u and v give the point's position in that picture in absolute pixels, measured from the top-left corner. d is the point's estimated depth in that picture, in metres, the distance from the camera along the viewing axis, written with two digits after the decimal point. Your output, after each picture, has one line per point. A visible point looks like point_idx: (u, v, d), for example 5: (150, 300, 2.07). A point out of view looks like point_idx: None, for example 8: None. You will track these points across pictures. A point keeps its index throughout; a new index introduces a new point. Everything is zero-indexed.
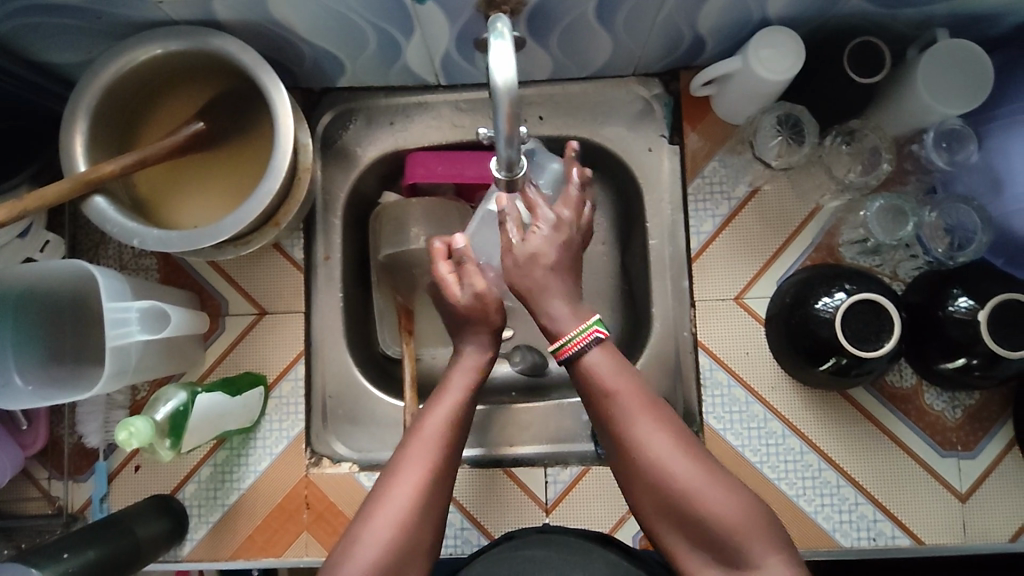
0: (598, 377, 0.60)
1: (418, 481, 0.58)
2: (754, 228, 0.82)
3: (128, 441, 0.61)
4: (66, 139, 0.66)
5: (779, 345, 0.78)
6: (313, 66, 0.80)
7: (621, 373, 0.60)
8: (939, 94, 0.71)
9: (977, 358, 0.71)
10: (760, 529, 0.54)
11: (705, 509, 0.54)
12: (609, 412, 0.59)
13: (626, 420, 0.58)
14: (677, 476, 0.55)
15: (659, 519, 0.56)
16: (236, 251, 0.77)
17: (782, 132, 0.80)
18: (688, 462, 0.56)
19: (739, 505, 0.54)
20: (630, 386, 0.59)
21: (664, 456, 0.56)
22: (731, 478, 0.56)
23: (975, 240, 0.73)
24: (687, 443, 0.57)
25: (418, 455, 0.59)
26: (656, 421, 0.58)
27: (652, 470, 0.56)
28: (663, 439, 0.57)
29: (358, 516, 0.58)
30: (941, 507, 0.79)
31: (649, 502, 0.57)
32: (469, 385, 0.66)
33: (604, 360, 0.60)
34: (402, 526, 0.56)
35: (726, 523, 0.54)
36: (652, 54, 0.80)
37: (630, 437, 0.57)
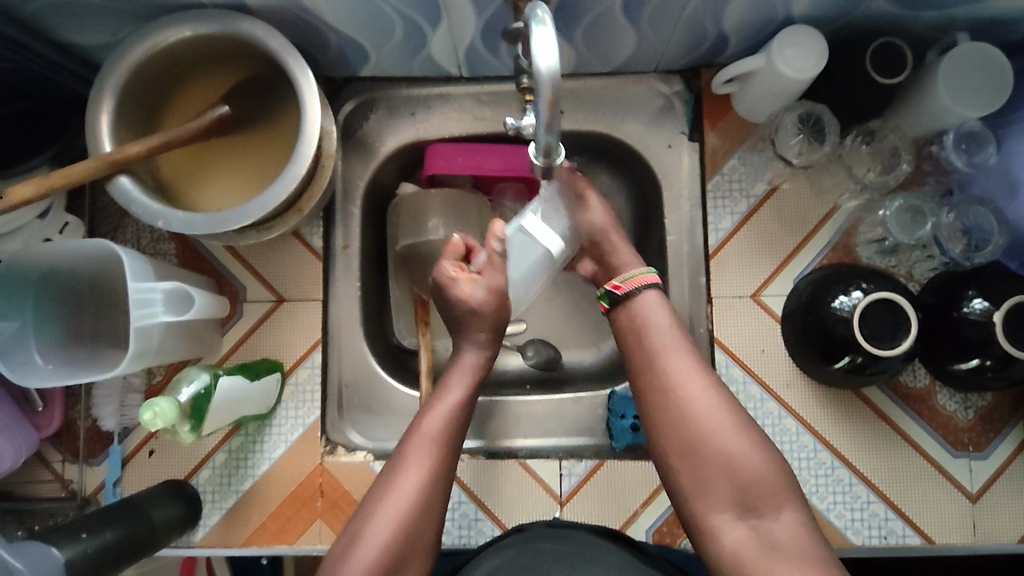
0: (651, 317, 0.68)
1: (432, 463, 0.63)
2: (772, 226, 0.83)
3: (152, 421, 0.61)
4: (93, 119, 0.66)
5: (796, 343, 0.79)
6: (337, 53, 0.80)
7: (670, 318, 0.68)
8: (960, 96, 0.72)
9: (990, 359, 0.72)
10: (775, 480, 0.60)
11: (727, 449, 0.61)
12: (654, 347, 0.67)
13: (668, 359, 0.65)
14: (708, 417, 0.62)
15: (678, 453, 0.63)
16: (258, 237, 0.77)
17: (803, 131, 0.80)
18: (720, 405, 0.63)
19: (758, 452, 0.61)
20: (676, 330, 0.67)
21: (699, 396, 0.63)
22: (753, 430, 0.62)
23: (991, 242, 0.75)
24: (721, 390, 0.64)
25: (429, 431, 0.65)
26: (695, 364, 0.65)
27: (686, 406, 0.63)
28: (701, 382, 0.64)
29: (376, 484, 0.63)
30: (951, 507, 0.79)
31: (674, 436, 0.63)
32: (469, 383, 0.70)
33: (656, 304, 0.69)
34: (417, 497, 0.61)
35: (746, 466, 0.60)
36: (674, 50, 0.80)
37: (670, 372, 0.65)
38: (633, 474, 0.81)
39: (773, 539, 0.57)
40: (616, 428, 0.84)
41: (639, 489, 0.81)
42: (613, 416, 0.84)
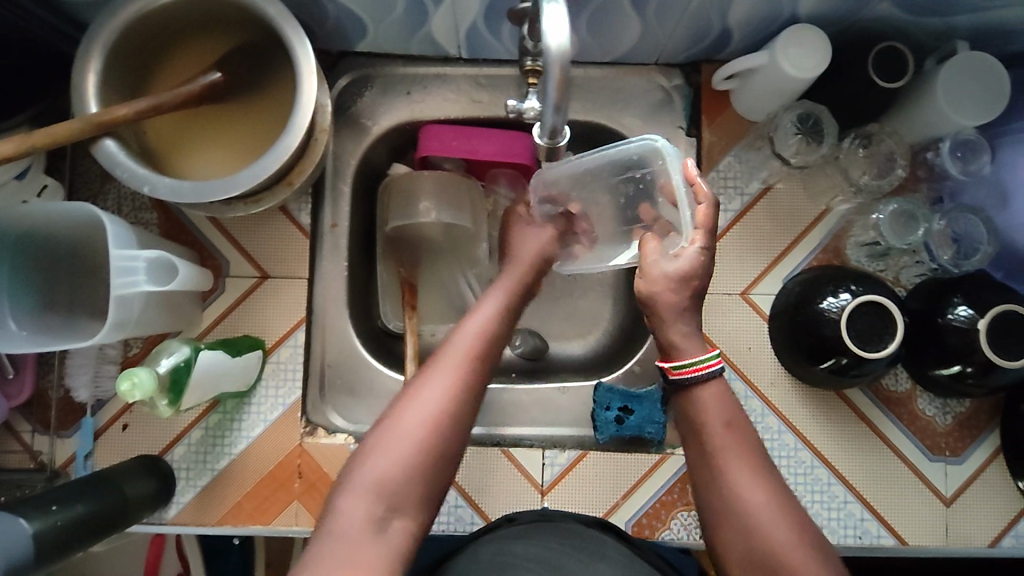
0: (710, 413, 0.61)
1: (448, 384, 0.60)
2: (764, 224, 0.83)
3: (130, 392, 0.59)
4: (78, 77, 0.63)
5: (783, 343, 0.79)
6: (335, 26, 0.78)
7: (731, 415, 0.61)
8: (957, 103, 0.72)
9: (971, 366, 0.73)
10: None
11: (794, 574, 0.55)
12: (714, 449, 0.60)
13: (731, 466, 0.59)
14: (773, 534, 0.56)
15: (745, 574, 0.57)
16: (245, 210, 0.75)
17: (801, 132, 0.80)
18: (785, 521, 0.56)
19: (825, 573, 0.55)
20: (736, 432, 0.60)
21: (761, 509, 0.57)
22: (820, 547, 0.56)
23: (980, 250, 0.76)
24: (786, 503, 0.58)
25: (449, 362, 0.61)
26: (760, 476, 0.59)
27: (750, 522, 0.57)
28: (765, 495, 0.58)
29: (373, 429, 0.59)
30: (925, 510, 0.81)
31: (738, 552, 0.57)
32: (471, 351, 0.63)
33: (717, 398, 0.62)
34: (432, 429, 0.58)
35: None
36: (677, 43, 0.80)
37: (731, 483, 0.59)
38: (616, 466, 0.81)
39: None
40: (602, 420, 0.83)
41: (622, 481, 0.81)
42: (597, 407, 0.84)
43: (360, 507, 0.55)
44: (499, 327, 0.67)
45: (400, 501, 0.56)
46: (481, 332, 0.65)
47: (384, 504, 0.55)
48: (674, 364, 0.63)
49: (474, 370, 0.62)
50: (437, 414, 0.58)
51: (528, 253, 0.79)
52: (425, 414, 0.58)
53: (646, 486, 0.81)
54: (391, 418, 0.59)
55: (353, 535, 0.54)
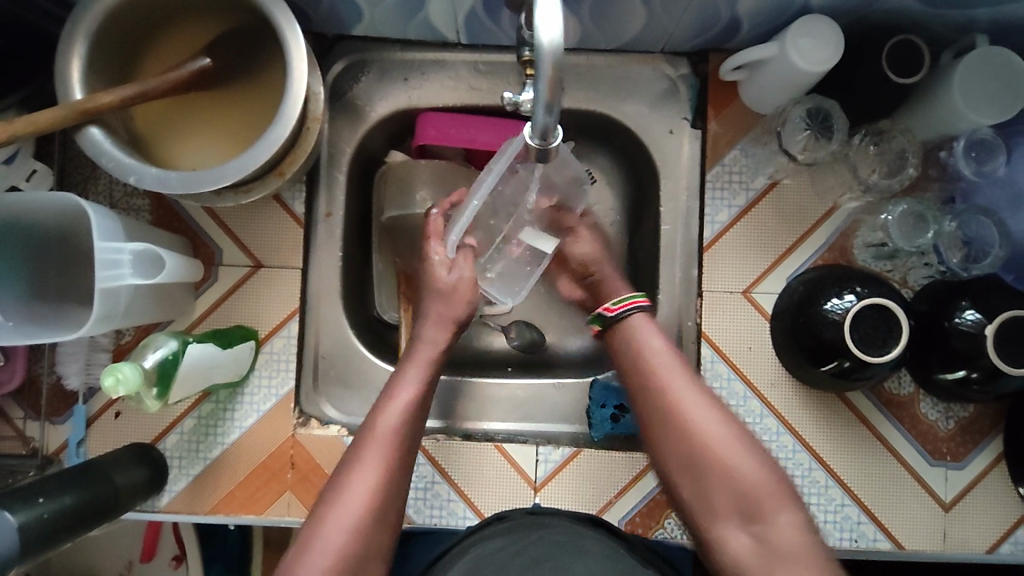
0: (641, 340, 0.69)
1: (372, 485, 0.60)
2: (769, 222, 0.80)
3: (114, 387, 0.58)
4: (62, 62, 0.61)
5: (784, 344, 0.78)
6: (329, 9, 0.76)
7: (660, 339, 0.68)
8: (973, 101, 0.69)
9: (977, 372, 0.71)
10: (775, 486, 0.59)
11: (725, 462, 0.60)
12: (648, 367, 0.66)
13: (665, 372, 0.65)
14: (704, 427, 0.62)
15: (681, 472, 0.62)
16: (235, 199, 0.73)
17: (810, 126, 0.77)
18: (714, 415, 0.62)
19: (755, 458, 0.60)
20: (669, 348, 0.67)
21: (697, 411, 0.63)
22: (752, 443, 0.62)
23: (991, 253, 0.73)
24: (716, 402, 0.64)
25: (372, 458, 0.61)
26: (689, 379, 0.65)
27: (683, 419, 0.63)
28: (698, 395, 0.64)
29: (302, 531, 0.58)
30: (923, 515, 0.80)
31: (675, 453, 0.63)
32: (392, 446, 0.62)
33: (645, 325, 0.70)
34: (357, 529, 0.58)
35: (748, 477, 0.59)
36: (684, 31, 0.77)
37: (665, 388, 0.65)
38: (611, 464, 0.80)
39: (774, 543, 0.57)
40: (597, 417, 0.83)
41: (617, 478, 0.80)
42: (593, 405, 0.83)
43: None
44: (420, 409, 0.66)
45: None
46: (399, 421, 0.64)
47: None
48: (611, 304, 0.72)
49: (396, 455, 0.62)
50: (360, 514, 0.58)
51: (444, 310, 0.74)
52: (349, 514, 0.58)
53: (641, 484, 0.80)
54: (316, 519, 0.59)
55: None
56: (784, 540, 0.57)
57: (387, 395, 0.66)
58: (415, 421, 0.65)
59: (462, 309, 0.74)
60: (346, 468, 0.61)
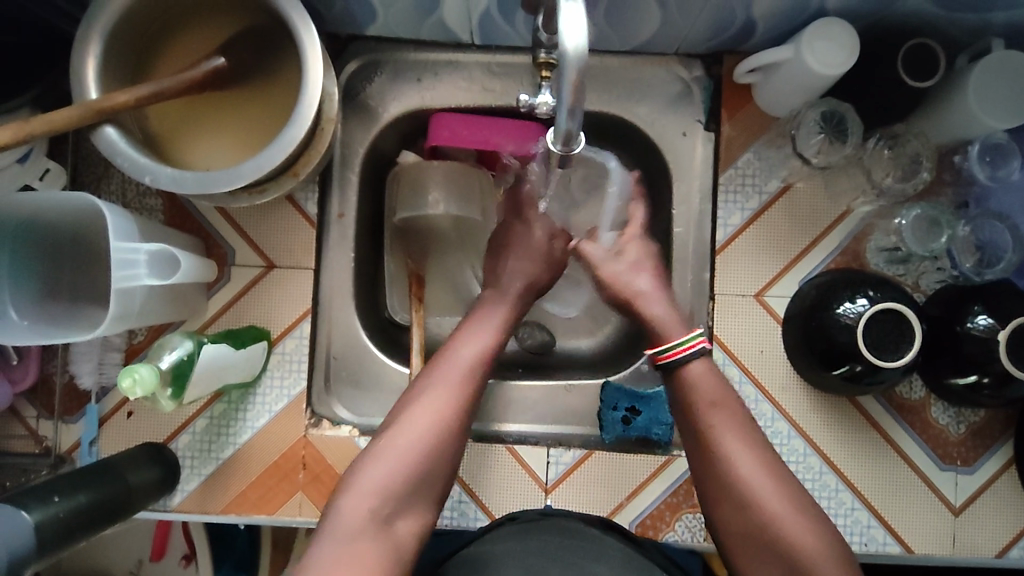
0: (700, 390, 0.65)
1: (449, 397, 0.63)
2: (782, 226, 0.80)
3: (131, 388, 0.58)
4: (78, 62, 0.61)
5: (796, 348, 0.78)
6: (343, 9, 0.76)
7: (719, 389, 0.65)
8: (989, 105, 0.69)
9: (988, 377, 0.71)
10: (833, 561, 0.58)
11: (784, 536, 0.58)
12: (707, 426, 0.63)
13: (728, 436, 0.62)
14: (766, 502, 0.59)
15: (737, 539, 0.61)
16: (249, 200, 0.73)
17: (825, 130, 0.77)
18: (775, 489, 0.60)
19: (814, 534, 0.58)
20: (731, 408, 0.64)
21: (756, 478, 0.60)
22: (810, 510, 0.60)
23: (1004, 258, 0.74)
24: (777, 469, 0.61)
25: (448, 372, 0.64)
26: (747, 439, 0.62)
27: (745, 492, 0.60)
28: (761, 464, 0.61)
29: (379, 433, 0.62)
30: (933, 519, 0.80)
31: (733, 520, 0.61)
32: (476, 359, 0.66)
33: (706, 375, 0.65)
34: (429, 431, 0.61)
35: (807, 556, 0.57)
36: (698, 33, 0.77)
37: (728, 455, 0.62)
38: (622, 467, 0.81)
39: None
40: (608, 419, 0.83)
41: (627, 481, 0.80)
42: (605, 407, 0.83)
43: (364, 505, 0.57)
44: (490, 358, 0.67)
45: (402, 502, 0.59)
46: (478, 346, 0.67)
47: (389, 496, 0.58)
48: (660, 350, 0.67)
49: (468, 389, 0.64)
50: (435, 420, 0.62)
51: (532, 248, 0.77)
52: (420, 428, 0.61)
53: (651, 487, 0.80)
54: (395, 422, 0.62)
55: (354, 530, 0.56)
56: None
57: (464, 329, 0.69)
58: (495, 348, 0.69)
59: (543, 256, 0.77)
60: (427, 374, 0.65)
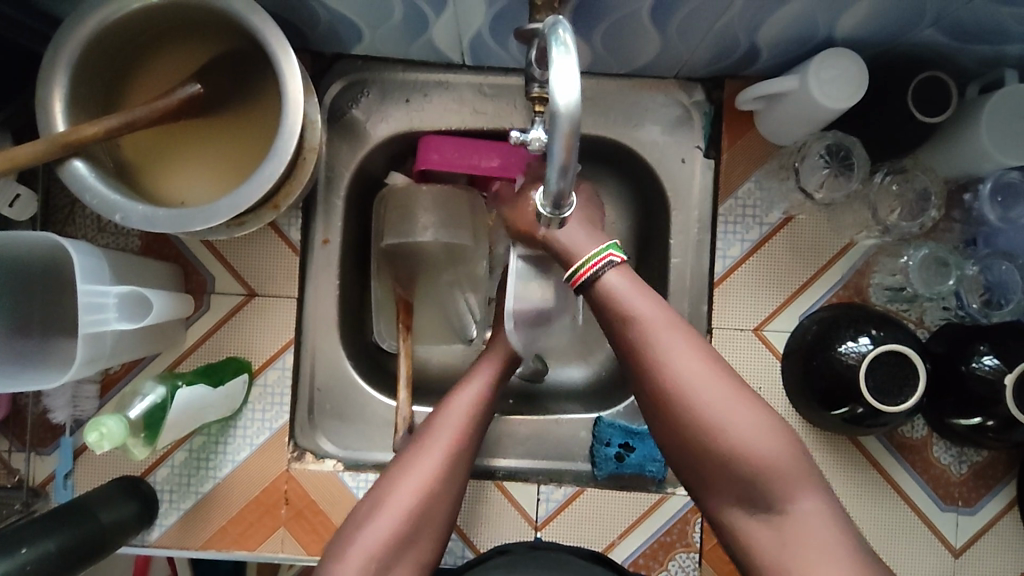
0: (621, 295, 0.59)
1: (434, 469, 0.62)
2: (783, 258, 0.77)
3: (99, 443, 0.54)
4: (43, 93, 0.57)
5: (795, 385, 0.76)
6: (328, 29, 0.72)
7: (640, 292, 0.59)
8: (1003, 142, 0.66)
9: (993, 420, 0.69)
10: (790, 465, 0.52)
11: (728, 435, 0.53)
12: (634, 329, 0.57)
13: (655, 333, 0.57)
14: (700, 399, 0.54)
15: (680, 445, 0.55)
16: (228, 233, 0.70)
17: (830, 164, 0.74)
18: (712, 385, 0.54)
19: (764, 432, 0.53)
20: (654, 305, 0.58)
21: (692, 378, 0.55)
22: (761, 406, 0.55)
23: (1013, 300, 0.71)
24: (712, 363, 0.56)
25: (436, 444, 0.64)
26: (679, 337, 0.56)
27: (676, 389, 0.55)
28: (692, 359, 0.55)
29: (378, 483, 0.62)
30: (932, 560, 0.78)
31: (668, 427, 0.56)
32: (461, 431, 0.65)
33: (625, 279, 0.60)
34: (417, 503, 0.60)
35: (757, 457, 0.52)
36: (700, 58, 0.73)
37: (655, 359, 0.56)
38: (615, 505, 0.78)
39: (794, 527, 0.51)
40: (601, 456, 0.80)
41: (620, 519, 0.78)
42: (597, 443, 0.81)
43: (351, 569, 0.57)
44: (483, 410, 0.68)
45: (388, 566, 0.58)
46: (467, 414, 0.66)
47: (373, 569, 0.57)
48: (572, 274, 0.63)
49: (467, 439, 0.65)
50: (422, 493, 0.61)
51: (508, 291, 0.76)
52: (422, 479, 0.61)
53: (644, 526, 0.78)
54: (388, 482, 0.62)
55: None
56: (806, 527, 0.51)
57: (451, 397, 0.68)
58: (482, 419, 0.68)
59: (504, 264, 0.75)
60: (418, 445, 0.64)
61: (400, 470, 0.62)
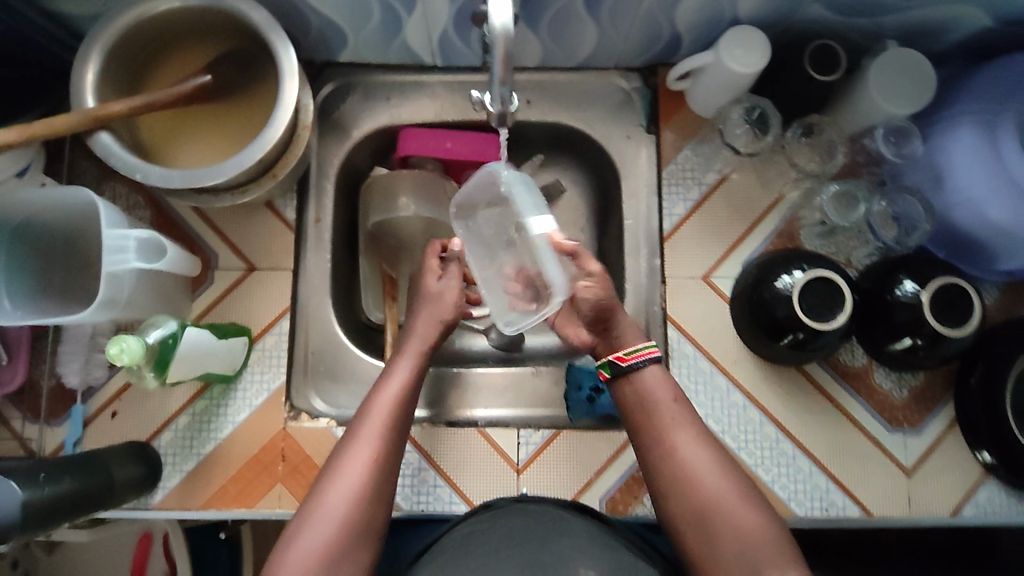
0: (652, 389, 0.72)
1: (357, 478, 0.67)
2: (721, 213, 0.88)
3: (118, 356, 0.61)
4: (78, 78, 0.68)
5: (743, 322, 0.84)
6: (317, 36, 0.85)
7: (669, 390, 0.72)
8: (888, 94, 0.78)
9: (921, 338, 0.78)
10: (775, 546, 0.63)
11: (726, 514, 0.65)
12: (659, 422, 0.70)
13: (675, 430, 0.70)
14: (707, 486, 0.66)
15: (687, 524, 0.66)
16: (232, 199, 0.79)
17: (749, 123, 0.87)
18: (717, 474, 0.67)
19: (757, 515, 0.65)
20: (676, 402, 0.71)
21: (702, 468, 0.67)
22: (753, 496, 0.66)
23: (919, 228, 0.81)
24: (719, 455, 0.68)
25: (359, 452, 0.69)
26: (694, 435, 0.69)
27: (688, 475, 0.67)
28: (703, 452, 0.68)
29: (307, 501, 0.67)
30: (888, 481, 0.84)
31: (679, 508, 0.67)
32: (382, 430, 0.70)
33: (660, 376, 0.73)
34: (343, 513, 0.65)
35: (746, 533, 0.63)
36: (634, 47, 0.86)
37: (674, 449, 0.69)
38: (590, 444, 0.84)
39: None
40: (574, 400, 0.87)
41: (594, 458, 0.84)
42: (571, 389, 0.87)
43: None
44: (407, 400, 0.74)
45: None
46: (391, 415, 0.71)
47: None
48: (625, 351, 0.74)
49: (391, 432, 0.71)
50: (349, 501, 0.66)
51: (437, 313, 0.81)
52: (354, 475, 0.67)
53: (618, 463, 0.84)
54: (315, 499, 0.67)
55: None
56: None
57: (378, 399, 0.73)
58: (403, 413, 0.73)
59: (450, 312, 0.81)
60: (342, 455, 0.69)
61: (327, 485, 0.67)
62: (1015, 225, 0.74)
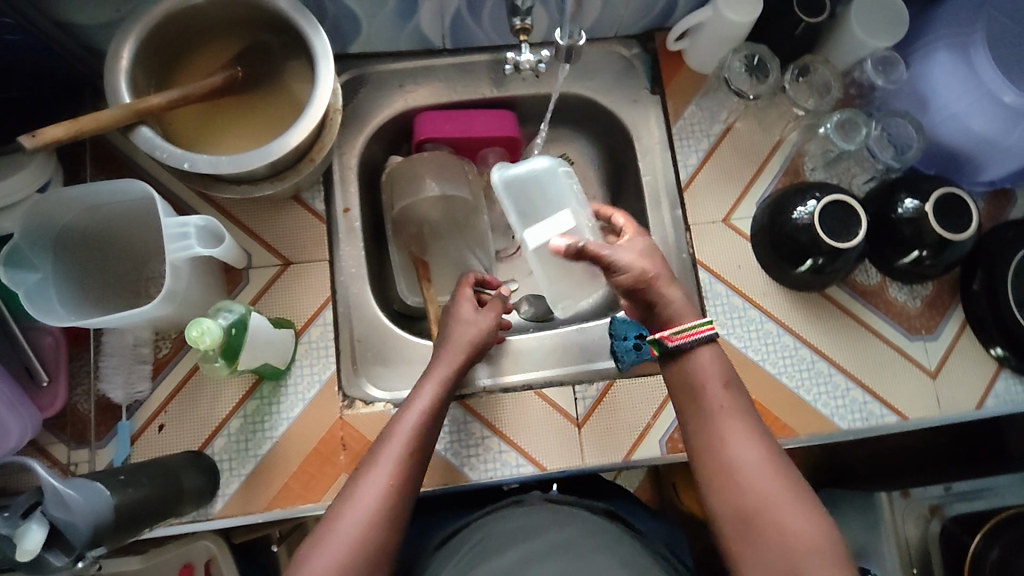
0: (700, 376, 0.66)
1: (382, 487, 0.62)
2: (732, 159, 0.94)
3: (198, 337, 0.63)
4: (112, 76, 0.68)
5: (766, 254, 0.90)
6: (332, 26, 0.87)
7: (721, 378, 0.66)
8: (867, 31, 0.87)
9: (927, 249, 0.85)
10: (827, 555, 0.57)
11: (777, 520, 0.59)
12: (709, 412, 0.65)
13: (725, 424, 0.64)
14: (757, 487, 0.60)
15: (732, 527, 0.61)
16: (273, 186, 0.81)
17: (749, 71, 0.93)
18: (772, 478, 0.61)
19: (810, 520, 0.59)
20: (726, 394, 0.65)
21: (753, 467, 0.61)
22: (808, 501, 0.60)
23: (913, 146, 0.89)
24: (775, 457, 0.62)
25: (387, 459, 0.64)
26: (747, 430, 0.63)
27: (737, 474, 0.61)
28: (755, 450, 0.62)
29: (332, 505, 0.63)
30: (917, 385, 0.90)
31: (724, 506, 0.62)
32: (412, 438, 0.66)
33: (713, 361, 0.67)
34: (366, 522, 0.61)
35: (800, 541, 0.58)
36: (632, 14, 0.92)
37: (723, 443, 0.63)
38: (645, 388, 0.87)
39: None
40: (621, 350, 0.89)
41: (650, 402, 0.87)
42: (616, 339, 0.90)
43: None
44: (431, 423, 0.69)
45: None
46: (421, 423, 0.68)
47: None
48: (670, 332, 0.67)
49: (418, 447, 0.66)
50: (373, 511, 0.61)
51: (469, 329, 0.78)
52: (373, 493, 0.62)
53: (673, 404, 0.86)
54: (340, 503, 0.62)
55: None
56: None
57: (406, 409, 0.69)
58: (433, 424, 0.69)
59: (483, 331, 0.79)
60: (371, 461, 0.65)
61: (351, 493, 0.62)
62: (995, 134, 0.82)
